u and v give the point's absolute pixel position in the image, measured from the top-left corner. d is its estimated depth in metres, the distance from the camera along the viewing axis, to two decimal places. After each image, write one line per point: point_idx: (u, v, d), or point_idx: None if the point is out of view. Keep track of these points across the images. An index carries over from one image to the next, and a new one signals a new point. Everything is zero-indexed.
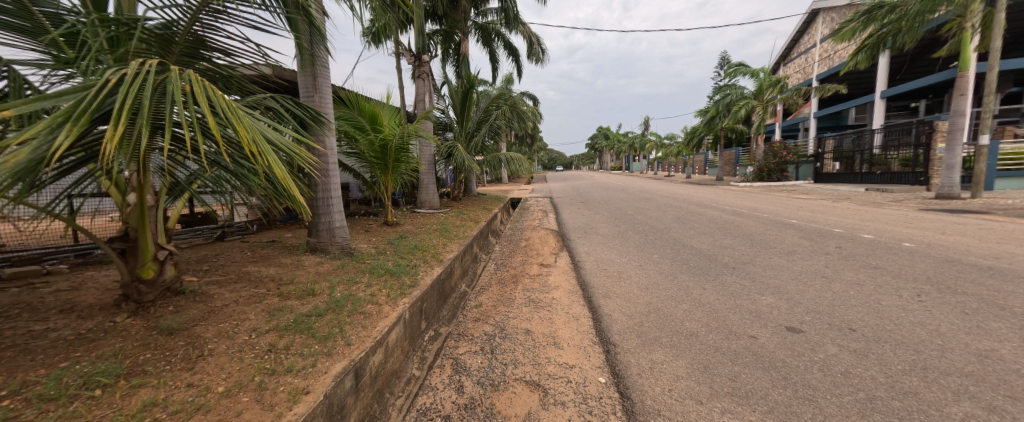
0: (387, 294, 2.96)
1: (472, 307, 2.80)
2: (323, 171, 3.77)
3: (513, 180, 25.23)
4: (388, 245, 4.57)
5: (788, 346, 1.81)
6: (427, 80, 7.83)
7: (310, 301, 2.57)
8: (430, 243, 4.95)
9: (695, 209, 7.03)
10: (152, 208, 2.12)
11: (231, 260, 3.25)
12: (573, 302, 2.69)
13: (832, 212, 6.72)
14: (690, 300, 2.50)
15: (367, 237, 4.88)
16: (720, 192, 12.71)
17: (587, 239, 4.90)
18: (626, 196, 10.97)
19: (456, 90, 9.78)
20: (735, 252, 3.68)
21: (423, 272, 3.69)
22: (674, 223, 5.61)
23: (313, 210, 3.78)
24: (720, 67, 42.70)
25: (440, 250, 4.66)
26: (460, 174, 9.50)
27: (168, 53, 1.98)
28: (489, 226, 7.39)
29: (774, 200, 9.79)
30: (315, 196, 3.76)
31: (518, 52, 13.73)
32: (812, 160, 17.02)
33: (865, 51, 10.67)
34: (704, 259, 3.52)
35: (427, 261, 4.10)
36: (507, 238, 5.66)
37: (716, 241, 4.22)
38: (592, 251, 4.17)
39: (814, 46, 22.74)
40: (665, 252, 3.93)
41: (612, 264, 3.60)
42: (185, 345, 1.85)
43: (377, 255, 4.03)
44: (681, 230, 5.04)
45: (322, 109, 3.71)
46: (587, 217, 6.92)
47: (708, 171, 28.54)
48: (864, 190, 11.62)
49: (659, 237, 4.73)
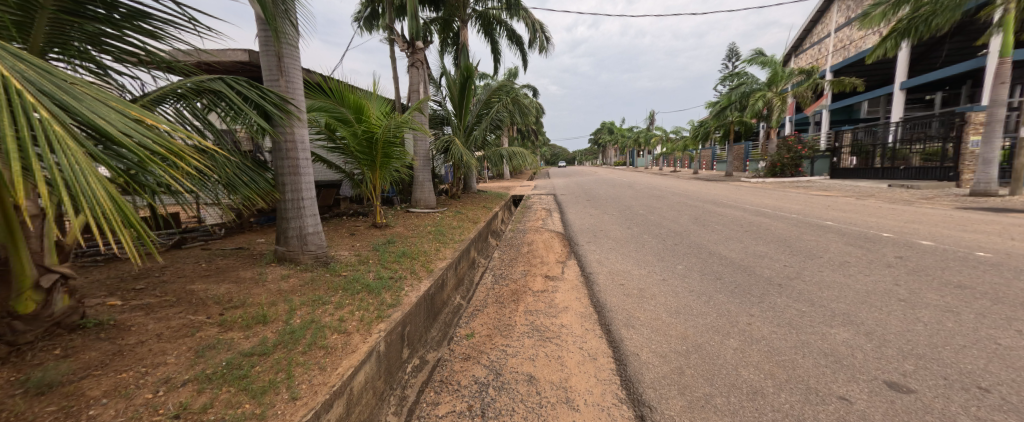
0: (360, 319, 2.42)
1: (461, 338, 2.26)
2: (292, 167, 3.23)
3: (516, 176, 24.69)
4: (372, 251, 4.05)
5: (901, 417, 1.27)
6: (423, 69, 7.27)
7: (258, 333, 2.05)
8: (421, 249, 4.43)
9: (713, 209, 6.43)
10: (30, 220, 1.59)
11: (176, 275, 2.73)
12: (588, 333, 2.15)
13: (865, 212, 6.11)
14: (738, 334, 1.95)
15: (350, 242, 4.37)
16: (733, 189, 12.10)
17: (598, 244, 4.35)
18: (634, 194, 10.39)
19: (453, 81, 9.20)
20: (776, 264, 3.12)
21: (408, 287, 3.16)
22: (693, 225, 5.04)
23: (281, 215, 3.26)
24: (728, 59, 41.71)
25: (431, 258, 4.12)
26: (459, 171, 8.95)
27: (34, 8, 1.51)
28: (489, 227, 6.88)
29: (793, 197, 9.16)
30: (282, 198, 3.24)
31: (520, 41, 13.12)
32: (828, 155, 16.29)
33: (894, 36, 10.00)
34: (739, 272, 2.96)
35: (415, 272, 3.56)
36: (508, 242, 5.14)
37: (748, 248, 3.66)
38: (605, 261, 3.63)
39: (828, 35, 21.84)
40: (690, 262, 3.38)
41: (629, 278, 3.05)
42: (55, 412, 1.31)
43: (357, 266, 3.49)
44: (703, 234, 4.49)
45: (290, 95, 3.16)
46: (595, 217, 6.38)
47: (716, 167, 27.78)
48: (887, 187, 10.95)
49: (679, 242, 4.18)
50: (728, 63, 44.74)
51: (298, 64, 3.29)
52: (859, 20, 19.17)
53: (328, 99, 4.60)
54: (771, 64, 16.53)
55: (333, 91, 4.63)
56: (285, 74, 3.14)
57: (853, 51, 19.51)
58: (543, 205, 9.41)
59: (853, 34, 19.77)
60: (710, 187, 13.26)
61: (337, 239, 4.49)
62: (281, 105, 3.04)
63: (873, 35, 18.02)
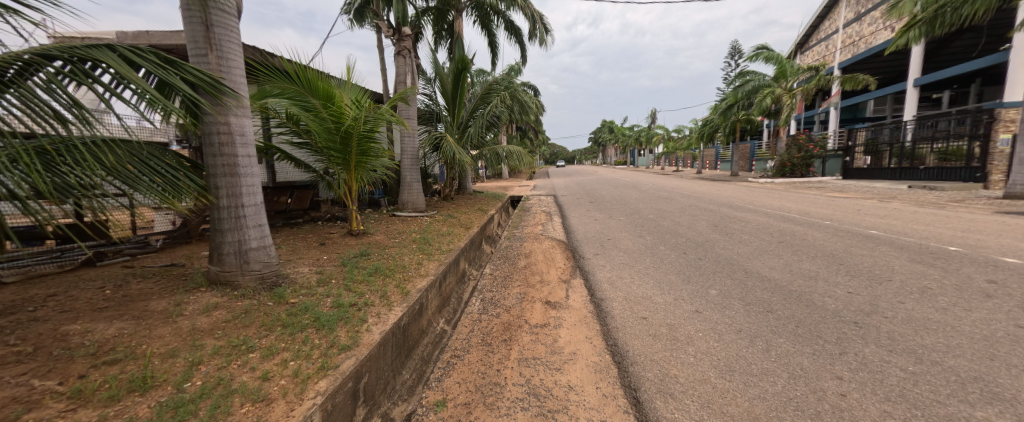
0: (293, 375, 1.74)
1: (428, 409, 1.59)
2: (228, 167, 2.57)
3: (515, 176, 23.97)
4: (338, 266, 3.41)
5: None
6: (410, 58, 6.59)
7: (121, 412, 1.36)
8: (400, 263, 3.79)
9: (732, 214, 5.79)
10: None
11: (57, 310, 2.05)
12: (607, 404, 1.50)
13: (902, 218, 5.48)
14: (837, 417, 1.30)
15: (316, 255, 3.74)
16: (745, 190, 11.44)
17: (608, 258, 3.70)
18: (640, 196, 9.75)
19: (446, 74, 8.56)
20: (836, 292, 2.47)
21: (373, 317, 2.49)
22: (715, 235, 4.40)
23: (214, 225, 2.60)
24: (732, 57, 41.04)
25: (411, 275, 3.46)
26: (452, 170, 8.30)
27: None
28: (483, 232, 6.25)
29: (812, 199, 8.54)
30: (215, 204, 2.57)
31: (519, 34, 12.47)
32: (840, 154, 15.64)
33: (917, 27, 9.37)
34: (795, 304, 2.31)
35: (385, 297, 2.87)
36: (503, 252, 4.51)
37: (791, 267, 3.02)
38: (620, 281, 3.00)
39: (836, 31, 21.39)
40: (724, 285, 2.74)
41: (654, 309, 2.40)
42: None
43: (313, 289, 2.81)
44: (729, 245, 3.86)
45: (224, 76, 2.51)
46: (600, 223, 5.76)
47: (720, 166, 27.13)
48: (907, 188, 10.34)
49: (704, 256, 3.54)
50: (732, 61, 43.93)
51: (235, 37, 2.63)
52: (870, 16, 18.57)
53: (291, 85, 3.90)
54: (780, 60, 15.89)
55: (295, 74, 3.92)
56: (216, 50, 2.47)
57: (863, 47, 18.90)
58: (543, 207, 8.77)
59: (862, 29, 19.15)
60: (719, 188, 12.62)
61: (302, 251, 3.85)
62: (213, 85, 2.40)
63: (885, 31, 17.43)
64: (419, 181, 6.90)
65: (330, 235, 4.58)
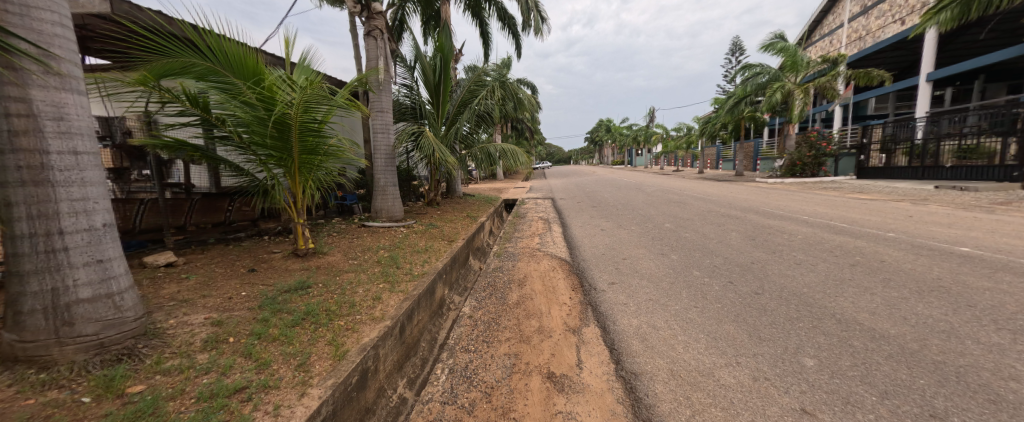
0: None
1: None
2: (27, 171, 1.55)
3: (510, 177, 23.07)
4: (252, 309, 2.41)
5: None
6: (382, 39, 5.56)
7: None
8: (349, 298, 2.81)
9: (764, 224, 4.87)
10: None
11: None
12: None
13: (968, 225, 4.59)
14: None
15: (233, 288, 2.75)
16: (758, 191, 10.60)
17: (629, 292, 2.74)
18: (647, 199, 8.84)
19: (428, 62, 7.58)
20: (1014, 368, 1.52)
21: (261, 417, 1.48)
22: (760, 254, 3.44)
23: (9, 266, 1.60)
24: (732, 54, 40.73)
25: (357, 321, 2.45)
26: (437, 170, 7.33)
27: None
28: (469, 244, 5.32)
29: (838, 202, 7.75)
30: (11, 231, 1.57)
31: (512, 23, 11.56)
32: (853, 152, 14.87)
33: (953, 7, 8.48)
34: (970, 399, 1.36)
35: (305, 366, 1.87)
36: (490, 275, 3.58)
37: (901, 313, 2.08)
38: (655, 337, 2.02)
39: (841, 26, 20.74)
40: (819, 348, 1.79)
41: (730, 405, 1.42)
42: None
43: (186, 359, 1.80)
44: (784, 271, 2.95)
45: (14, 21, 1.50)
46: (609, 234, 4.85)
47: (722, 166, 26.42)
48: (934, 189, 9.53)
49: (762, 289, 2.59)
50: (731, 58, 43.17)
51: None
52: (877, 9, 17.97)
53: (205, 62, 2.91)
54: (792, 52, 15.08)
55: (207, 48, 2.93)
56: None
57: (871, 42, 18.28)
58: (540, 213, 7.83)
59: (870, 23, 18.52)
60: (730, 189, 11.77)
61: (218, 283, 2.84)
62: None
63: (896, 24, 16.72)
64: (396, 184, 5.94)
65: (269, 257, 3.58)
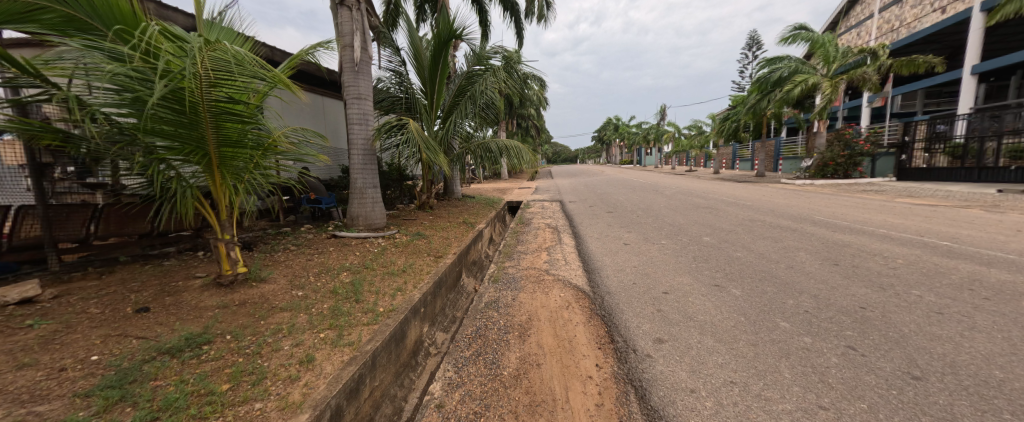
0: None
1: None
2: None
3: (515, 177, 22.16)
4: (67, 399, 1.42)
5: None
6: (359, 11, 4.60)
7: None
8: (258, 364, 1.82)
9: (836, 239, 3.82)
10: None
11: None
12: None
13: None
14: None
15: (80, 348, 1.79)
16: (792, 194, 9.51)
17: (693, 362, 1.75)
18: (669, 203, 7.82)
19: (420, 44, 6.57)
20: None
21: None
22: (866, 293, 2.41)
23: None
24: (748, 49, 39.26)
25: (248, 418, 1.45)
26: (430, 169, 6.33)
27: None
28: (463, 258, 4.35)
29: (899, 207, 6.63)
30: None
31: (517, 8, 10.58)
32: (893, 151, 13.28)
33: None
34: None
35: None
36: (483, 314, 2.59)
37: None
38: None
39: (871, 17, 19.43)
40: None
41: None
42: None
43: None
44: (926, 326, 1.94)
45: None
46: (636, 252, 3.87)
47: (738, 167, 25.10)
48: (999, 194, 8.34)
49: (919, 369, 1.58)
50: (747, 53, 41.93)
51: None
52: None
53: (61, 8, 1.95)
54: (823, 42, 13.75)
55: None
56: None
57: (905, 33, 16.96)
58: (548, 219, 6.85)
59: (904, 12, 17.19)
60: (758, 191, 10.66)
61: (71, 336, 1.90)
62: None
63: (936, 12, 15.35)
64: (376, 186, 4.99)
65: (182, 288, 2.64)
